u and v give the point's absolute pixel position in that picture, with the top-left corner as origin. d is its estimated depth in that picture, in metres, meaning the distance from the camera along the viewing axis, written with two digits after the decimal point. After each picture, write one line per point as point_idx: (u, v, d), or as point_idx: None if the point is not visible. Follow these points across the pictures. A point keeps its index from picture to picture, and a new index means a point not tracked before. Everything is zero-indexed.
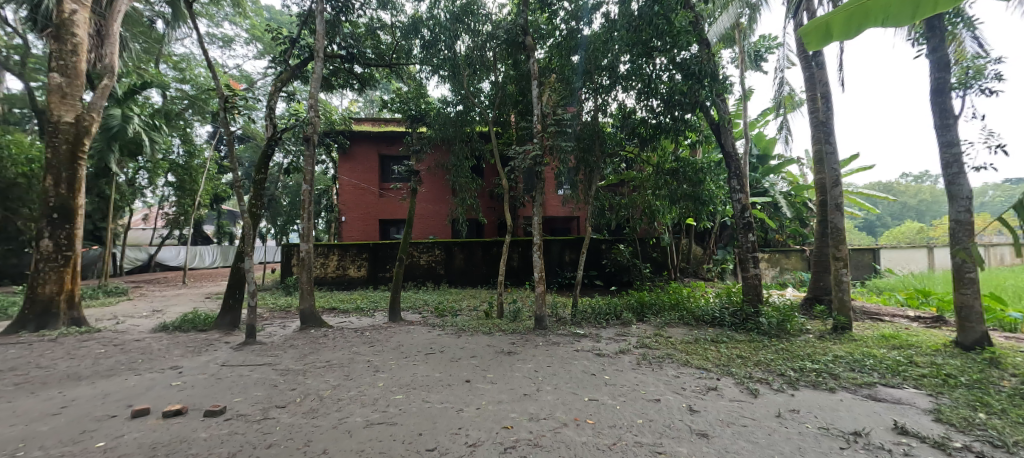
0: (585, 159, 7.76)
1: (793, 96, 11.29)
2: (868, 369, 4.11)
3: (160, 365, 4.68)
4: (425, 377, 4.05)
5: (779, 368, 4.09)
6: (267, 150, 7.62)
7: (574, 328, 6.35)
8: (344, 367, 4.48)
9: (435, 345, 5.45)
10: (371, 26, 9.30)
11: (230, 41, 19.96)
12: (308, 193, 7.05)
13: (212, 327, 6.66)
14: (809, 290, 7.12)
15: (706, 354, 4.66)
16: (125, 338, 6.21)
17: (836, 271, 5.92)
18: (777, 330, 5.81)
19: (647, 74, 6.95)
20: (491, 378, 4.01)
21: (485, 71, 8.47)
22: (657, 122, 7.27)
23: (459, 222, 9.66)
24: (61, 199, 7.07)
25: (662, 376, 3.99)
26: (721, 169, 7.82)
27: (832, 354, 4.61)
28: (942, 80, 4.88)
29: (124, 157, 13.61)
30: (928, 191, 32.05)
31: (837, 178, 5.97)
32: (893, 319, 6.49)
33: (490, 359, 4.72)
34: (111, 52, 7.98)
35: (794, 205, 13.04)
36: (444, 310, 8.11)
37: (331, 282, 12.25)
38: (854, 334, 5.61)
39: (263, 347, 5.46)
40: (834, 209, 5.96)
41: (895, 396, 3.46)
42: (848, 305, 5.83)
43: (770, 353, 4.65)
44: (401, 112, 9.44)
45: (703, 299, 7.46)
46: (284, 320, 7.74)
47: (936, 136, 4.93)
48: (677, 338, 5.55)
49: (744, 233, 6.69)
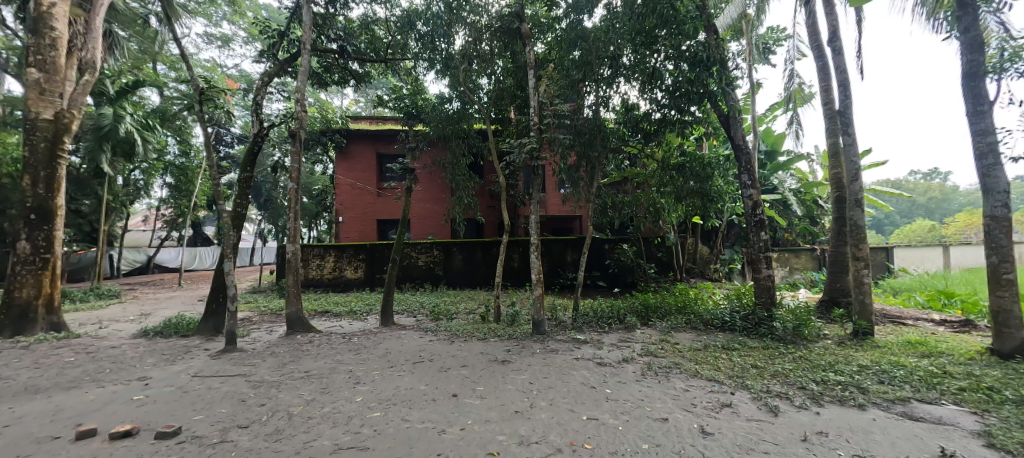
0: (585, 154, 7.33)
1: (804, 89, 10.81)
2: (899, 381, 3.71)
3: (127, 376, 4.37)
4: (409, 391, 3.69)
5: (799, 381, 3.70)
6: (253, 147, 7.27)
7: (575, 333, 5.97)
8: (323, 378, 4.13)
9: (424, 353, 5.08)
10: (364, 22, 9.10)
11: (229, 40, 19.85)
12: (293, 192, 6.70)
13: (194, 332, 6.34)
14: (825, 291, 6.68)
15: (718, 363, 4.28)
16: (101, 344, 5.91)
17: (857, 271, 5.52)
18: (793, 336, 5.40)
19: (650, 65, 6.52)
20: (481, 392, 3.65)
21: (483, 65, 8.15)
22: (662, 115, 6.84)
23: (456, 222, 9.22)
24: (39, 199, 6.78)
25: (670, 390, 3.59)
26: (729, 164, 7.51)
27: (856, 363, 4.22)
28: (975, 62, 4.50)
29: (118, 158, 13.38)
30: (937, 188, 31.46)
31: (857, 171, 5.55)
32: (915, 323, 6.08)
33: (482, 368, 4.36)
34: (93, 46, 7.67)
35: (804, 203, 12.73)
36: (440, 313, 7.76)
37: (327, 283, 11.93)
38: (877, 340, 5.18)
39: (242, 355, 5.14)
40: (853, 206, 5.53)
41: (935, 415, 3.07)
42: (869, 309, 5.41)
43: (787, 362, 4.27)
44: (396, 110, 8.89)
45: (712, 302, 7.08)
46: (273, 325, 7.41)
47: (969, 125, 4.55)
48: (685, 344, 5.16)
49: (755, 232, 6.26)
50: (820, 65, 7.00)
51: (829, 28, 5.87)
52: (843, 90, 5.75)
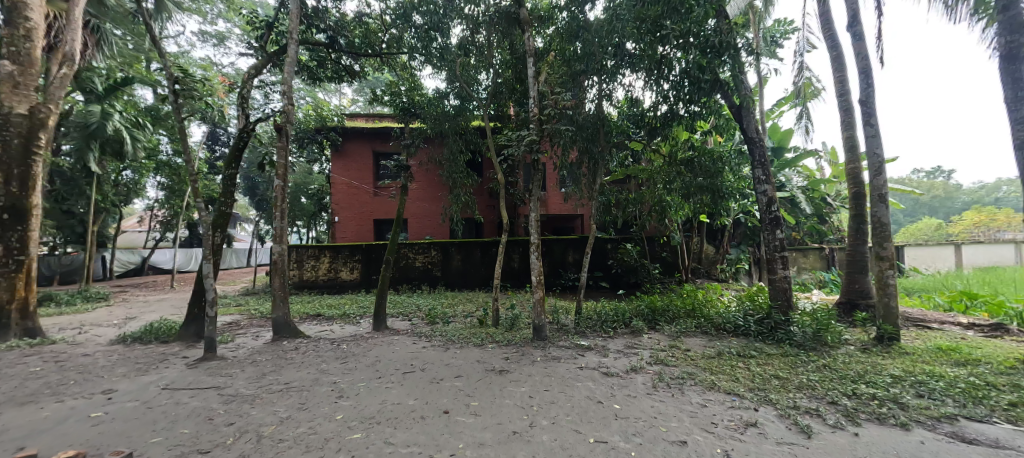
0: (588, 150, 6.93)
1: (813, 83, 10.42)
2: (940, 395, 3.33)
3: (91, 389, 4.01)
4: (395, 407, 3.32)
5: (829, 395, 3.32)
6: (238, 144, 6.90)
7: (577, 339, 5.59)
8: (303, 391, 3.78)
9: (417, 361, 4.72)
10: (359, 14, 8.73)
11: (224, 38, 19.52)
12: (279, 190, 6.30)
13: (175, 338, 5.99)
14: (843, 293, 6.31)
15: (735, 374, 3.91)
16: (73, 352, 5.55)
17: (881, 272, 5.15)
18: (813, 343, 5.03)
19: (659, 53, 6.01)
20: (476, 408, 3.28)
21: (481, 58, 7.78)
22: (668, 108, 6.50)
23: (453, 221, 8.80)
24: (12, 198, 6.43)
25: (685, 405, 3.23)
26: (741, 158, 7.12)
27: (888, 373, 3.84)
28: (1016, 43, 4.18)
29: (107, 157, 13.03)
30: (941, 186, 31.01)
31: (880, 164, 5.19)
32: (942, 327, 5.69)
33: (477, 380, 3.99)
34: (73, 39, 7.31)
35: (813, 201, 12.29)
36: (436, 317, 7.41)
37: (322, 285, 11.59)
38: (905, 346, 4.79)
39: (219, 364, 4.78)
40: (876, 201, 5.18)
41: (990, 436, 2.70)
42: (894, 313, 5.04)
43: (813, 372, 3.89)
44: (392, 106, 8.45)
45: (722, 304, 6.69)
46: (259, 330, 7.05)
47: (1008, 113, 4.28)
48: (698, 352, 4.77)
49: (770, 230, 5.88)
50: (834, 55, 6.63)
51: (849, 12, 5.50)
52: (865, 77, 5.36)
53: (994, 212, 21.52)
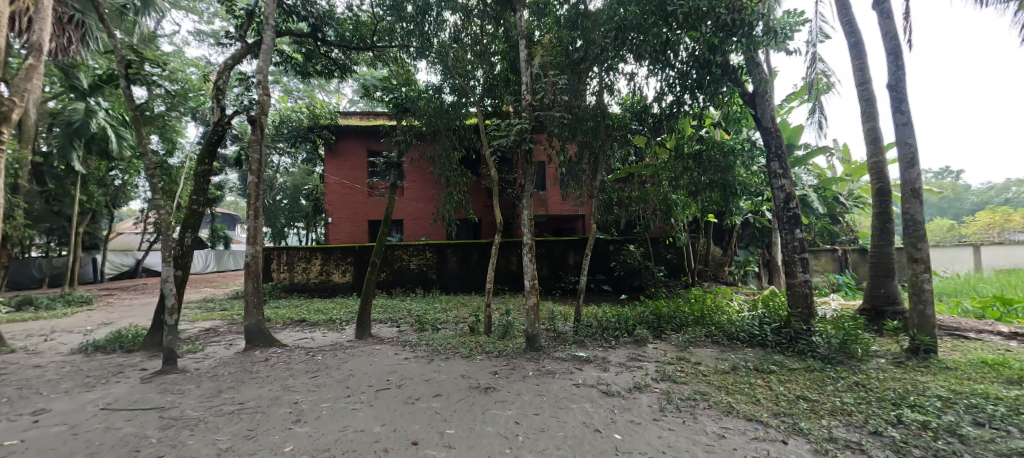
0: (588, 145, 6.49)
1: (825, 76, 9.87)
2: (1008, 425, 2.77)
3: (21, 408, 3.54)
4: (356, 436, 2.83)
5: (872, 424, 2.78)
6: (212, 139, 6.39)
7: (576, 349, 5.08)
8: (257, 413, 3.30)
9: (394, 376, 4.22)
10: (348, 6, 8.26)
11: (220, 37, 19.19)
12: (253, 187, 5.78)
13: (140, 347, 5.54)
14: (867, 299, 5.77)
15: (755, 394, 3.38)
16: (26, 362, 5.09)
17: (915, 274, 4.59)
18: (839, 355, 4.49)
19: (665, 36, 5.48)
20: (450, 438, 2.78)
21: (475, 49, 7.28)
22: (675, 98, 5.96)
23: (447, 222, 8.30)
24: None
25: (698, 436, 2.71)
26: (756, 151, 6.57)
27: (935, 394, 3.31)
28: None
29: (94, 156, 12.63)
30: (950, 187, 30.35)
31: (913, 155, 4.66)
32: (980, 337, 5.14)
33: (458, 400, 3.49)
34: (40, 28, 6.86)
35: (825, 200, 11.73)
36: (426, 323, 6.92)
37: (313, 288, 11.14)
38: (944, 360, 4.25)
39: (175, 379, 4.30)
40: (909, 197, 4.64)
41: None
42: (930, 322, 4.49)
43: (846, 393, 3.36)
44: (382, 101, 7.95)
45: (734, 311, 6.13)
46: (235, 338, 6.57)
47: None
48: (710, 366, 4.25)
49: (789, 229, 5.34)
50: (853, 41, 6.10)
51: None
52: (894, 59, 4.84)
53: (1009, 211, 20.24)
